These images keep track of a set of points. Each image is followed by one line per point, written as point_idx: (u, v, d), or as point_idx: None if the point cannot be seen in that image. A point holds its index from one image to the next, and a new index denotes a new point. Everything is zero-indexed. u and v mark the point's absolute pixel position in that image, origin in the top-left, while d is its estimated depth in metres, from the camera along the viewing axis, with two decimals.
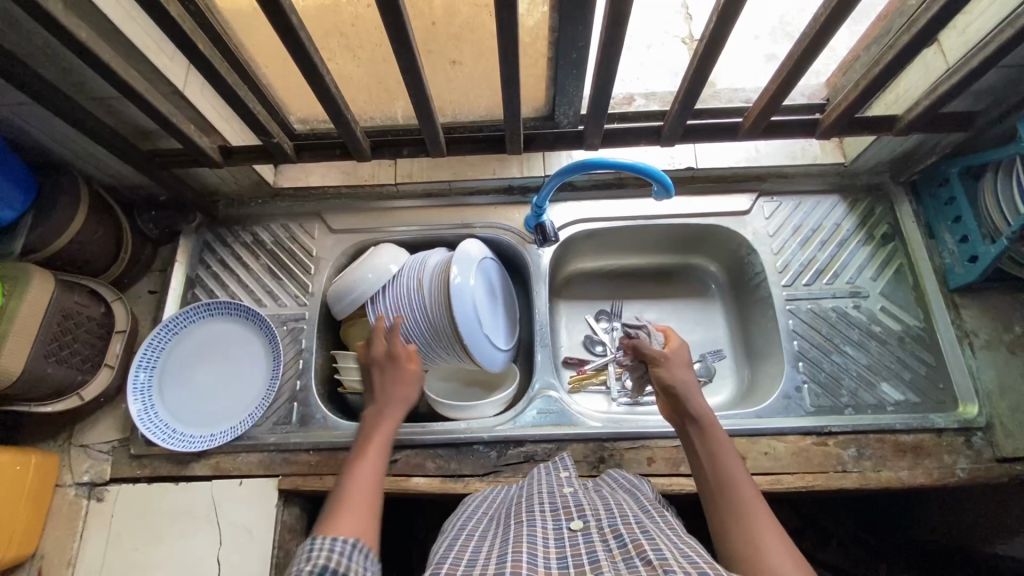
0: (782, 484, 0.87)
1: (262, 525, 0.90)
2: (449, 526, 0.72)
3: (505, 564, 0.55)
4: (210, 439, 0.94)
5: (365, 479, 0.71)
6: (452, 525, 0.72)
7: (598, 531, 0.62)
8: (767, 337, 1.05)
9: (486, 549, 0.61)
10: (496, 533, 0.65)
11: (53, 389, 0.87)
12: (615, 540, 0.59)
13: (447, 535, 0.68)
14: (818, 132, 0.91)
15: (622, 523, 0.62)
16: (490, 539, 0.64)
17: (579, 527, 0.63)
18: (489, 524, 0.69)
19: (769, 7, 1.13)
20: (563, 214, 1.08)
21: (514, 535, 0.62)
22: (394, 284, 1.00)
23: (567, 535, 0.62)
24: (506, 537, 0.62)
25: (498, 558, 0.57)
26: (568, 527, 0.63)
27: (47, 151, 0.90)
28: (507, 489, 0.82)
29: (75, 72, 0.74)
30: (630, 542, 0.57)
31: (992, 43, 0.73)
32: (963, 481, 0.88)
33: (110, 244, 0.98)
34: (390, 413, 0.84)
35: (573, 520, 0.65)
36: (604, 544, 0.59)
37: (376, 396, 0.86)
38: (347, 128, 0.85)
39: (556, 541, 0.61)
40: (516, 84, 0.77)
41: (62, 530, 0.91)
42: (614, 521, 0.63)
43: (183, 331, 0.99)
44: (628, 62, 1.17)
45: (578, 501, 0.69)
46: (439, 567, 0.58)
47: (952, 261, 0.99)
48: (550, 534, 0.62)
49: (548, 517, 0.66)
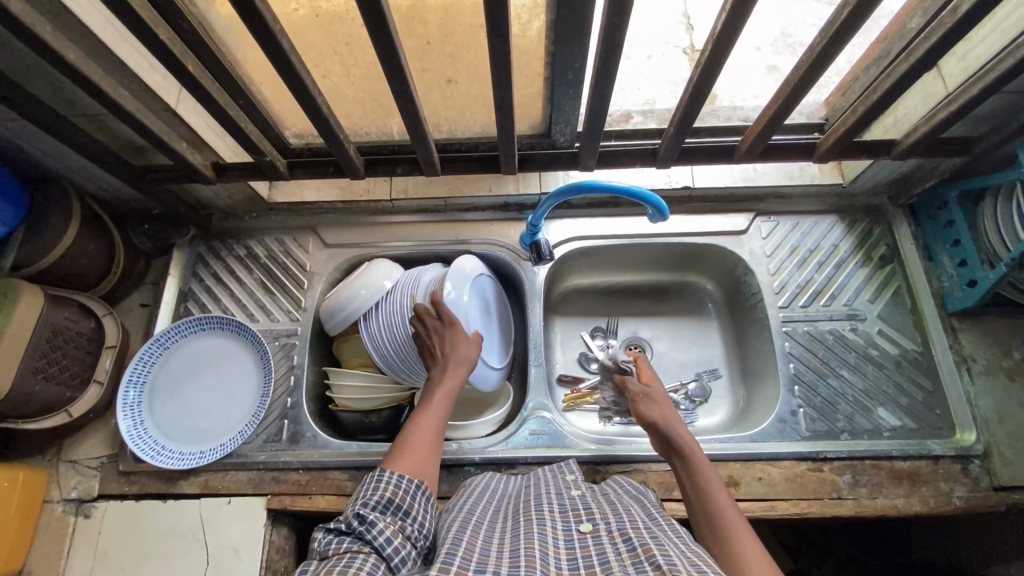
0: (776, 510, 0.86)
1: (250, 544, 0.89)
2: (451, 509, 0.70)
3: (518, 559, 0.56)
4: (200, 456, 0.94)
5: (425, 432, 0.75)
6: (455, 507, 0.70)
7: (607, 533, 0.61)
8: (763, 358, 1.04)
9: (496, 543, 0.60)
10: (506, 526, 0.64)
11: (41, 406, 0.86)
12: (624, 543, 0.58)
13: (454, 515, 0.67)
14: (816, 155, 0.90)
15: (631, 527, 0.61)
16: (500, 533, 0.62)
17: (588, 529, 0.62)
18: (497, 514, 0.68)
19: (771, 20, 1.12)
20: (559, 231, 1.08)
21: (523, 535, 0.60)
22: (387, 301, 0.99)
23: (576, 537, 0.61)
24: (515, 534, 0.61)
25: (512, 553, 0.57)
26: (578, 529, 0.62)
27: (39, 166, 0.89)
28: (507, 481, 0.81)
29: (66, 90, 0.74)
30: (640, 546, 0.56)
31: (991, 70, 0.72)
32: (960, 509, 0.87)
33: (102, 258, 0.97)
34: (454, 372, 0.83)
35: (582, 522, 0.63)
36: (613, 546, 0.58)
37: (439, 356, 0.85)
38: (341, 147, 0.84)
39: (566, 542, 0.60)
40: (511, 106, 0.77)
41: (48, 547, 0.90)
42: (624, 524, 0.61)
43: (175, 346, 0.99)
44: (627, 75, 1.16)
45: (587, 505, 0.68)
46: (453, 549, 0.57)
47: (951, 285, 0.98)
48: (560, 536, 0.61)
49: (558, 518, 0.65)
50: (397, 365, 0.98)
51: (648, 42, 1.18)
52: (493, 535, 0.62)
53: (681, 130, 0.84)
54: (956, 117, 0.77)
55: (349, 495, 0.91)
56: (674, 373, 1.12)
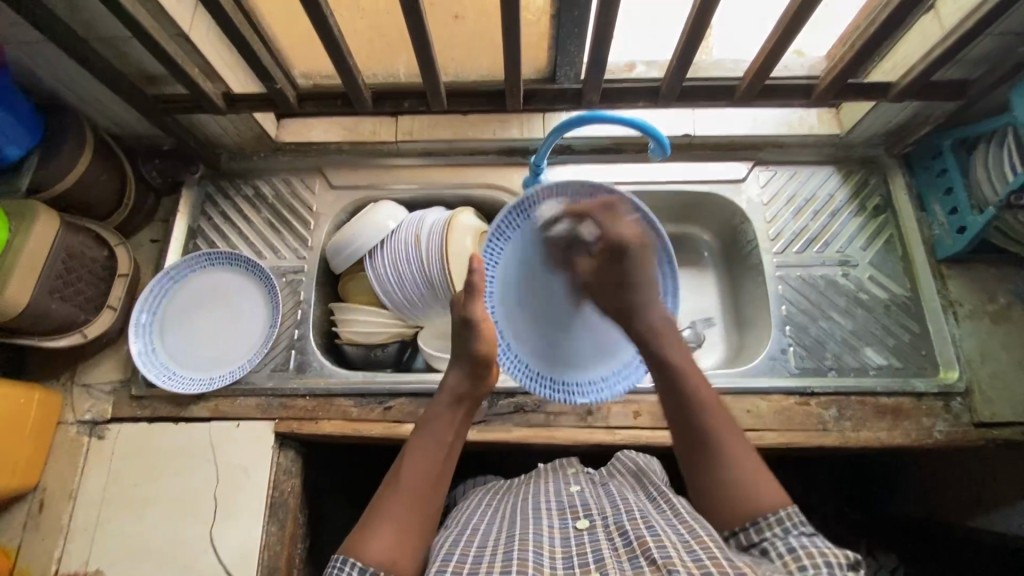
0: (763, 440, 0.90)
1: (259, 465, 0.93)
2: (454, 521, 0.75)
3: (510, 563, 0.57)
4: (209, 382, 0.97)
5: (413, 489, 0.65)
6: (459, 520, 0.75)
7: (604, 529, 0.63)
8: (757, 304, 1.07)
9: (492, 544, 0.62)
10: (503, 527, 0.67)
11: (57, 325, 0.89)
12: (620, 538, 0.60)
13: (454, 529, 0.71)
14: (814, 96, 0.92)
15: (627, 520, 0.63)
16: (495, 534, 0.65)
17: (584, 526, 0.64)
18: (494, 519, 0.72)
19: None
20: (561, 176, 1.09)
21: (519, 533, 0.63)
22: (392, 239, 1.02)
23: (572, 534, 0.63)
24: (511, 534, 0.64)
25: (504, 556, 0.58)
26: (574, 526, 0.65)
27: (53, 93, 0.91)
28: (513, 487, 0.85)
29: (83, 8, 0.75)
30: (635, 540, 0.58)
31: (987, 5, 0.74)
32: (940, 442, 0.91)
33: (114, 189, 0.99)
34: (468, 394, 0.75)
35: (579, 519, 0.66)
36: (609, 542, 0.60)
37: (461, 361, 0.76)
38: (350, 78, 0.86)
39: (561, 540, 0.62)
40: (516, 36, 0.77)
41: (64, 465, 0.94)
42: (620, 519, 0.64)
43: (186, 280, 1.02)
44: (626, 41, 1.07)
45: (585, 501, 0.71)
46: (448, 560, 0.60)
47: (942, 232, 1.00)
48: (557, 534, 0.64)
49: (555, 516, 0.68)
50: (387, 275, 1.01)
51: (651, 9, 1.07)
52: (489, 535, 0.66)
53: (682, 67, 0.85)
54: (949, 55, 0.80)
55: (354, 420, 0.95)
56: None
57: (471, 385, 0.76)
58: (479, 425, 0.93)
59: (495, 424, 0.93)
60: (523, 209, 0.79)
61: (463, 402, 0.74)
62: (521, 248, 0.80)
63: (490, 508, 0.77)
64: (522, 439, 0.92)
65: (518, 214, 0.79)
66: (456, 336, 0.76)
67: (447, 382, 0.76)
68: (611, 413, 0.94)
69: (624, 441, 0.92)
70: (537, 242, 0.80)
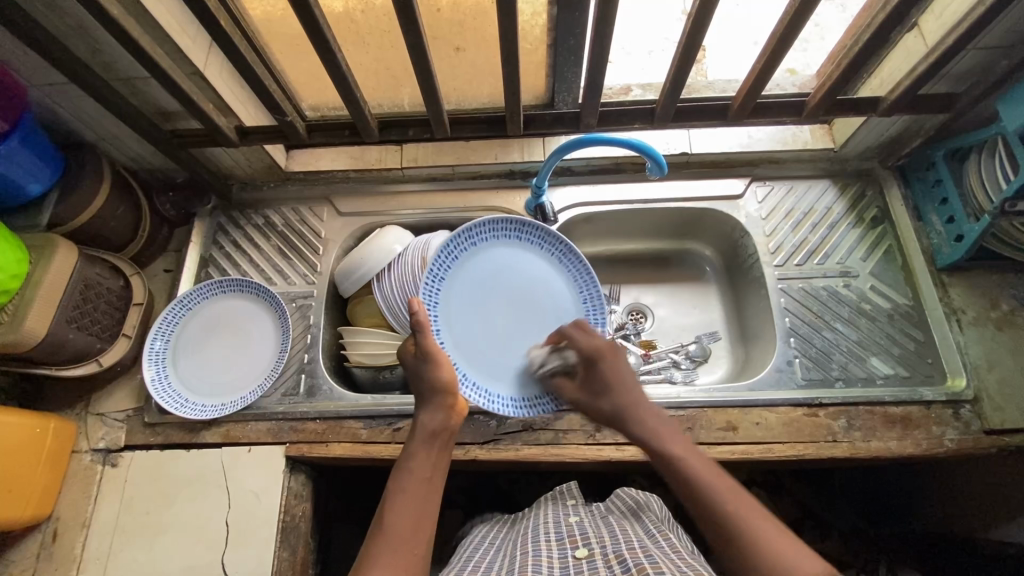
0: (773, 452, 0.90)
1: (269, 490, 0.93)
2: (456, 557, 0.77)
3: None
4: (221, 408, 0.98)
5: (400, 529, 0.63)
6: (459, 556, 0.77)
7: (603, 557, 0.65)
8: (759, 318, 1.08)
9: None
10: (505, 561, 0.69)
11: (74, 354, 0.92)
12: (619, 565, 0.62)
13: (455, 564, 0.73)
14: (805, 113, 0.95)
15: (626, 549, 0.64)
16: (497, 569, 0.68)
17: (584, 555, 0.67)
18: (495, 553, 0.74)
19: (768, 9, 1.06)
20: (563, 198, 1.12)
21: (520, 564, 0.65)
22: (398, 261, 1.03)
23: (571, 564, 0.66)
24: (514, 564, 0.66)
25: None
26: (573, 555, 0.67)
27: (74, 132, 0.95)
28: (511, 525, 0.86)
29: (105, 52, 0.80)
30: (634, 566, 0.59)
31: (966, 21, 0.77)
32: (952, 451, 0.90)
33: (130, 221, 1.03)
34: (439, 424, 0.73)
35: (578, 548, 0.68)
36: (608, 569, 0.62)
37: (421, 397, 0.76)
38: (359, 110, 0.90)
39: (560, 570, 0.65)
40: (517, 67, 0.81)
41: (77, 493, 0.95)
42: (618, 547, 0.65)
43: (197, 308, 1.04)
44: (622, 67, 1.11)
45: (583, 531, 0.73)
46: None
47: (940, 241, 1.02)
48: (557, 564, 0.66)
49: (555, 547, 0.70)
50: (391, 297, 1.02)
51: (646, 36, 1.11)
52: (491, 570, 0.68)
53: (674, 89, 0.88)
54: (933, 69, 0.83)
55: (364, 442, 0.95)
56: (675, 336, 1.17)
57: (443, 418, 0.74)
58: (487, 444, 0.93)
59: (504, 443, 0.93)
60: (537, 236, 0.95)
61: (437, 436, 0.72)
62: (490, 255, 0.94)
63: (490, 543, 0.79)
64: (530, 458, 0.92)
65: (465, 238, 0.92)
66: (414, 373, 0.77)
67: (421, 417, 0.74)
68: (619, 429, 0.93)
69: (632, 457, 0.92)
70: (474, 271, 0.93)
